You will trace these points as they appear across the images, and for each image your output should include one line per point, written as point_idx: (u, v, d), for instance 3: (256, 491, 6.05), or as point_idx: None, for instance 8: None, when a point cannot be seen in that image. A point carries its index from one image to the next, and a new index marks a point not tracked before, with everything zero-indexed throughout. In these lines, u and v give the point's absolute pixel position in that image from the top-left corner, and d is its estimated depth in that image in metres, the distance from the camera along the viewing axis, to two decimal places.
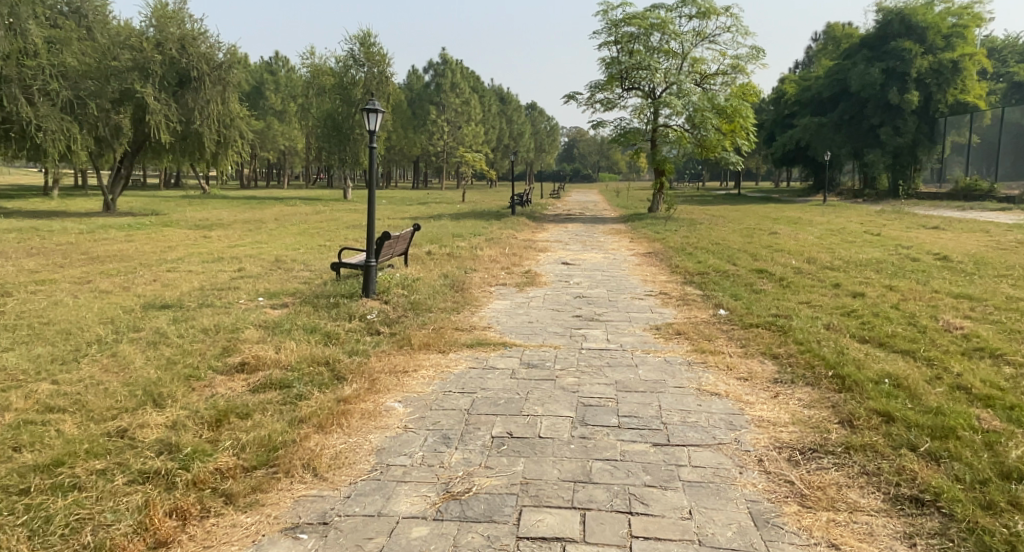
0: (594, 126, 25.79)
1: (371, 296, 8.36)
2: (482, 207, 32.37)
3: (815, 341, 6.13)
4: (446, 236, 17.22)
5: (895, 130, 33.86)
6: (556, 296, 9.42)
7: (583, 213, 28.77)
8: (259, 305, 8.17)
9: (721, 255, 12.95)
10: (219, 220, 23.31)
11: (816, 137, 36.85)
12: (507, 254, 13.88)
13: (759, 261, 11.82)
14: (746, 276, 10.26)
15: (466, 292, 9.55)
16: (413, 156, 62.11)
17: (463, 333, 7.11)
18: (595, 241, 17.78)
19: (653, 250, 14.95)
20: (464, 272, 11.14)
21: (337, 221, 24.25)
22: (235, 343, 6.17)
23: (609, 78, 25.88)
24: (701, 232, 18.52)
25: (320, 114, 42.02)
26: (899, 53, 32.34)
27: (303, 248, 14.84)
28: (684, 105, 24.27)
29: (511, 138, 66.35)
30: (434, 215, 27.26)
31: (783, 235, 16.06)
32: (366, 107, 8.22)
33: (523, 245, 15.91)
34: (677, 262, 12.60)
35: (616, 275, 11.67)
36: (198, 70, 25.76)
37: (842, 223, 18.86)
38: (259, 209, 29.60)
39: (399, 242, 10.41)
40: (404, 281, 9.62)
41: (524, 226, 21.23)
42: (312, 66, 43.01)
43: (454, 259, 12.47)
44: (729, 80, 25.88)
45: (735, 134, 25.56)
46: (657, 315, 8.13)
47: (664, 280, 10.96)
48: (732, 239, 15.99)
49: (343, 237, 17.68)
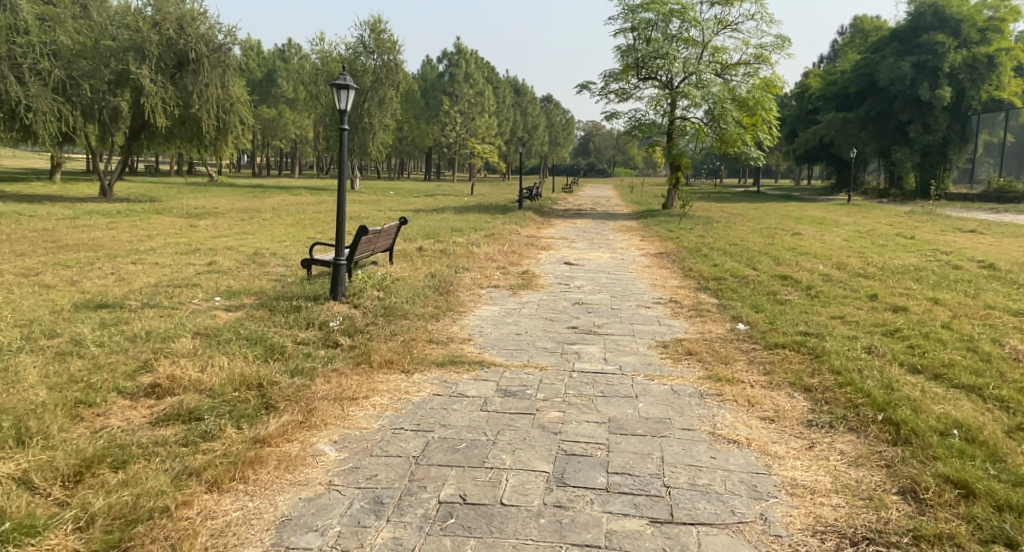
0: (608, 117, 24.70)
1: (339, 299, 7.40)
2: (490, 200, 31.35)
3: (858, 371, 5.03)
4: (445, 231, 16.22)
5: (924, 127, 32.49)
6: (552, 303, 8.40)
7: (594, 209, 27.68)
8: (213, 307, 7.23)
9: (739, 257, 11.86)
10: (216, 208, 22.48)
11: (840, 133, 35.49)
12: (506, 252, 12.88)
13: (782, 265, 10.72)
14: (767, 284, 9.19)
15: (453, 295, 8.55)
16: (426, 147, 61.16)
17: (436, 348, 6.09)
18: (603, 238, 16.73)
19: (665, 250, 13.89)
20: (454, 272, 10.16)
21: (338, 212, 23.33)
22: (158, 356, 5.18)
23: (624, 67, 24.78)
24: (718, 231, 17.38)
25: (328, 102, 41.13)
26: (931, 46, 30.95)
27: (290, 240, 13.89)
28: (703, 96, 23.12)
29: (525, 131, 65.26)
30: (438, 208, 26.30)
31: (806, 236, 14.93)
32: (336, 83, 7.23)
33: (526, 242, 14.90)
34: (690, 265, 11.53)
35: (622, 278, 10.62)
36: (196, 51, 24.77)
37: (870, 225, 17.67)
38: (261, 198, 28.78)
39: (381, 237, 9.44)
40: (384, 282, 8.65)
41: (529, 221, 20.21)
42: (322, 53, 42.18)
43: (446, 257, 11.48)
44: (752, 71, 24.64)
45: (756, 128, 24.34)
46: (665, 328, 7.07)
47: (675, 285, 9.90)
48: (750, 239, 14.89)
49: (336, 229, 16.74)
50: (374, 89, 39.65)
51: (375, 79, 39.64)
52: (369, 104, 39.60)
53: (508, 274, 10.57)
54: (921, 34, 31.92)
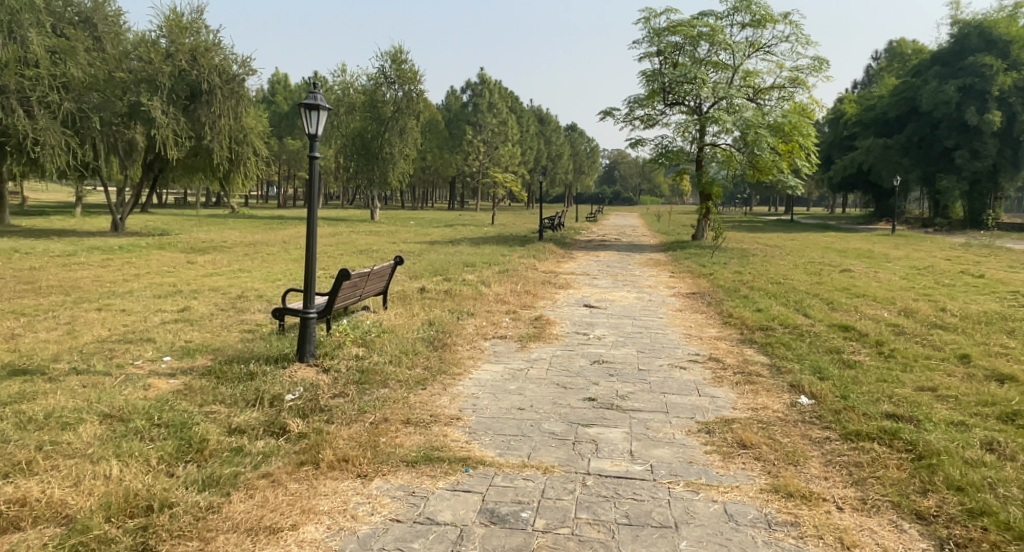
0: (633, 145, 23.48)
1: (307, 361, 6.10)
2: (510, 231, 30.14)
3: (993, 490, 3.63)
4: (456, 267, 15.00)
5: (972, 153, 30.94)
6: (568, 361, 7.03)
7: (619, 240, 26.31)
8: (155, 373, 5.95)
9: (786, 302, 10.44)
10: (227, 240, 21.61)
11: (880, 158, 34.11)
12: (520, 292, 11.60)
13: (839, 314, 9.29)
14: (827, 338, 7.76)
15: (448, 349, 7.22)
16: (449, 176, 60.51)
17: (414, 433, 4.76)
18: (629, 275, 15.38)
19: (699, 289, 12.52)
20: (456, 319, 8.85)
21: (352, 244, 22.33)
22: (32, 456, 3.89)
23: (649, 93, 23.60)
24: (756, 266, 15.98)
25: (348, 132, 40.54)
26: (977, 69, 29.57)
27: (287, 279, 12.75)
28: (736, 122, 21.75)
29: (549, 160, 64.35)
30: (456, 239, 25.09)
31: (859, 276, 13.49)
32: (304, 104, 5.98)
33: (544, 279, 13.60)
34: (729, 309, 10.12)
35: (651, 325, 9.24)
36: (209, 82, 23.49)
37: (924, 262, 16.20)
38: (275, 230, 27.96)
39: (370, 280, 8.17)
40: (369, 335, 7.33)
41: (550, 255, 18.89)
42: (343, 83, 41.56)
43: (451, 300, 10.20)
44: (786, 95, 23.27)
45: (793, 155, 22.89)
46: (707, 402, 5.67)
47: (717, 337, 8.46)
48: (794, 278, 13.46)
49: (342, 265, 15.59)
50: (394, 119, 38.94)
51: (396, 109, 38.92)
52: (389, 135, 38.85)
53: (520, 321, 9.23)
54: (967, 57, 30.60)
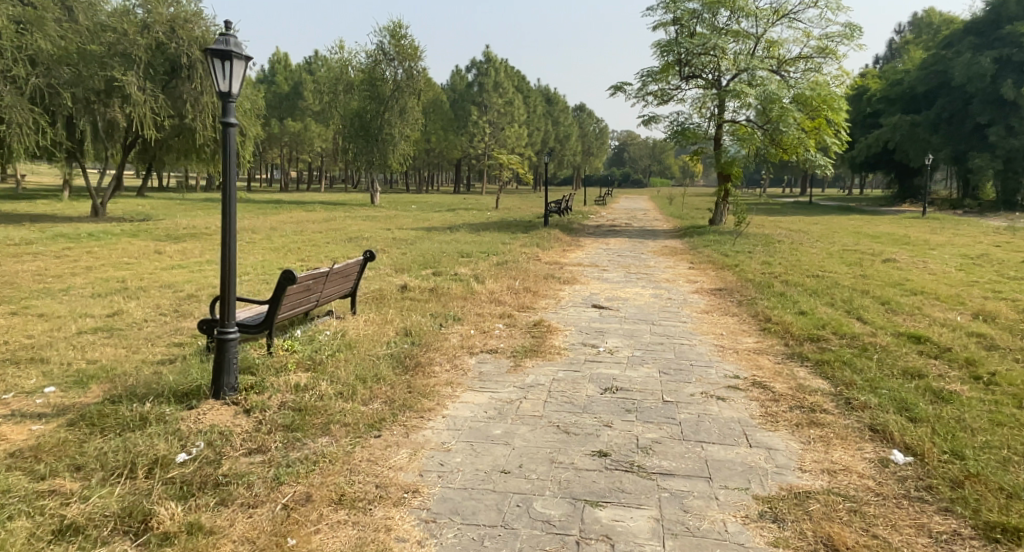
0: (646, 122, 21.87)
1: (225, 396, 4.47)
2: (514, 215, 28.50)
3: None
4: (449, 258, 13.47)
5: (1007, 129, 31.19)
6: (573, 389, 5.49)
7: (630, 225, 24.71)
8: (18, 414, 4.38)
9: (834, 305, 9.03)
10: (209, 225, 19.97)
11: (908, 136, 34.55)
12: (521, 290, 10.04)
13: (902, 322, 7.81)
14: (899, 359, 6.25)
15: (421, 371, 5.67)
16: (454, 159, 58.87)
17: (349, 524, 3.27)
18: (642, 265, 13.87)
19: (725, 284, 11.04)
20: (438, 328, 7.29)
21: (346, 230, 20.82)
22: None
23: (664, 66, 22.00)
24: (785, 256, 14.49)
25: (347, 113, 38.87)
26: (1016, 39, 30.12)
27: (256, 272, 11.13)
28: (760, 94, 20.15)
29: (556, 141, 62.73)
30: (456, 225, 23.49)
31: (905, 271, 12.11)
32: (211, 51, 4.32)
33: (548, 272, 12.09)
34: (768, 312, 8.59)
35: (676, 333, 7.72)
36: (189, 56, 20.91)
37: (973, 255, 14.76)
38: (268, 214, 26.49)
39: (330, 282, 6.55)
40: (322, 352, 5.74)
41: (557, 244, 17.32)
42: (341, 60, 39.72)
43: (438, 300, 8.70)
44: (813, 66, 21.71)
45: (820, 132, 21.38)
46: (765, 461, 4.15)
47: (759, 354, 6.88)
48: (833, 272, 12.01)
49: (325, 255, 13.99)
50: (394, 98, 37.23)
51: (395, 87, 37.22)
52: (389, 114, 37.16)
53: (517, 329, 7.67)
54: (1004, 26, 31.05)
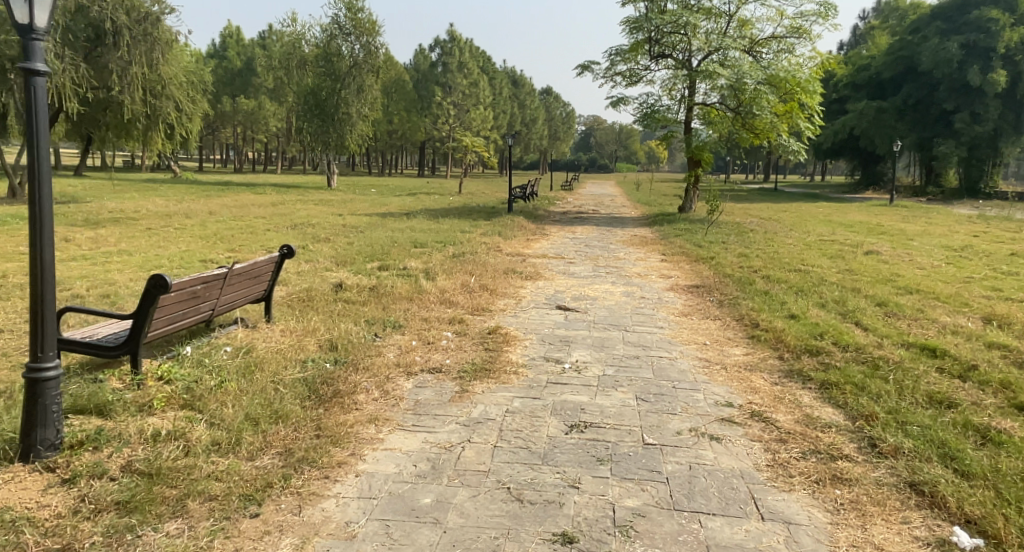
0: (614, 104, 20.81)
1: (42, 457, 3.34)
2: (475, 201, 27.26)
3: None
4: (400, 249, 12.27)
5: (972, 116, 31.29)
6: (530, 429, 4.34)
7: (597, 211, 23.70)
8: None
9: (827, 306, 8.10)
10: (142, 208, 18.34)
11: (873, 123, 33.91)
12: (476, 288, 8.89)
13: (908, 330, 6.87)
14: (919, 381, 5.26)
15: (341, 404, 4.47)
16: (418, 141, 57.33)
17: None
18: (609, 257, 12.85)
19: (701, 281, 10.08)
20: (372, 340, 6.08)
21: (294, 215, 19.40)
22: None
23: (633, 45, 21.01)
24: (762, 247, 13.62)
25: (301, 90, 36.99)
26: (983, 24, 29.97)
27: (172, 262, 9.72)
28: (732, 75, 19.22)
29: (522, 124, 61.59)
30: (411, 211, 22.17)
31: (890, 265, 11.36)
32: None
33: (508, 266, 10.98)
34: (754, 316, 7.59)
35: (654, 344, 6.66)
36: (114, 20, 18.28)
37: (956, 246, 14.09)
38: (213, 197, 24.86)
39: (232, 285, 5.27)
40: (211, 375, 4.51)
41: (519, 232, 16.23)
42: (294, 34, 37.69)
43: (377, 302, 7.51)
44: (785, 47, 20.91)
45: (792, 116, 20.64)
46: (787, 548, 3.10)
47: (751, 372, 5.83)
48: (816, 266, 11.14)
49: (261, 243, 12.62)
50: (351, 75, 35.56)
51: (352, 64, 35.51)
52: (345, 92, 35.51)
53: (467, 341, 6.50)
54: (971, 11, 30.91)
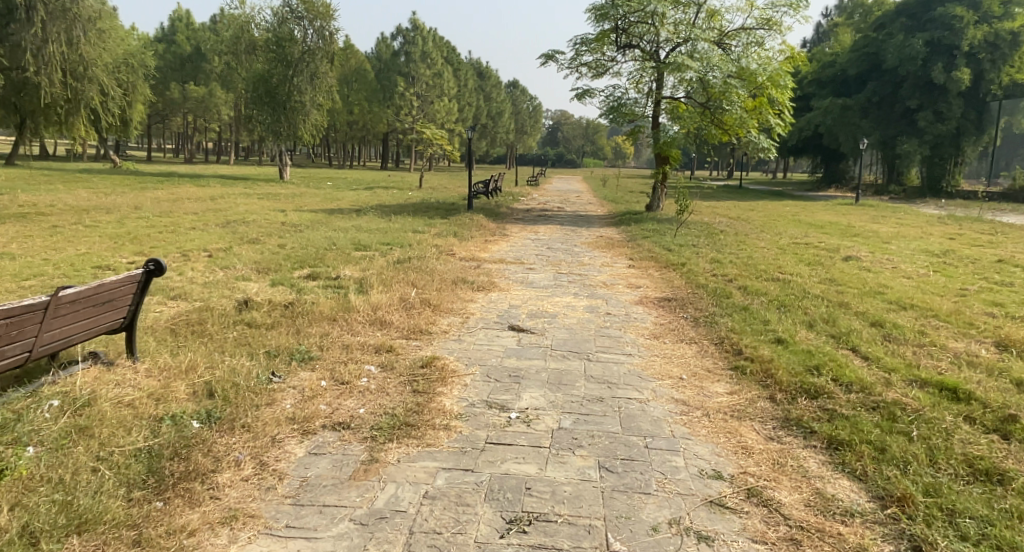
0: (578, 96, 19.68)
1: None
2: (434, 196, 25.95)
3: None
4: (338, 252, 10.99)
5: (936, 114, 31.00)
6: (453, 530, 3.17)
7: (561, 209, 22.61)
8: None
9: (816, 326, 7.04)
10: (61, 201, 16.71)
11: (839, 120, 33.80)
12: (416, 303, 7.68)
13: (914, 360, 5.82)
14: (951, 439, 4.18)
15: (190, 493, 3.30)
16: (379, 133, 55.56)
17: None
18: (569, 262, 11.74)
19: (672, 293, 9.01)
20: (267, 381, 4.81)
21: (232, 211, 17.88)
22: None
23: (600, 34, 19.93)
24: (734, 251, 12.63)
25: (250, 76, 35.09)
26: (947, 21, 29.57)
27: (58, 270, 8.32)
28: (701, 67, 18.22)
29: (487, 117, 60.21)
30: (363, 206, 20.83)
31: (876, 273, 10.41)
32: None
33: (457, 273, 9.79)
34: (735, 341, 6.51)
35: (619, 382, 5.52)
36: None
37: (936, 250, 13.26)
38: (150, 190, 23.18)
39: (62, 317, 4.03)
40: (5, 456, 3.33)
41: (476, 231, 15.01)
42: (243, 16, 35.77)
43: (288, 326, 6.23)
44: (755, 39, 20.05)
45: (762, 111, 19.75)
46: None
47: (739, 421, 4.71)
48: (795, 274, 10.15)
49: (180, 244, 11.22)
50: (304, 62, 33.80)
51: (305, 50, 33.79)
52: (298, 80, 33.76)
53: (394, 380, 5.25)
54: (935, 9, 30.55)
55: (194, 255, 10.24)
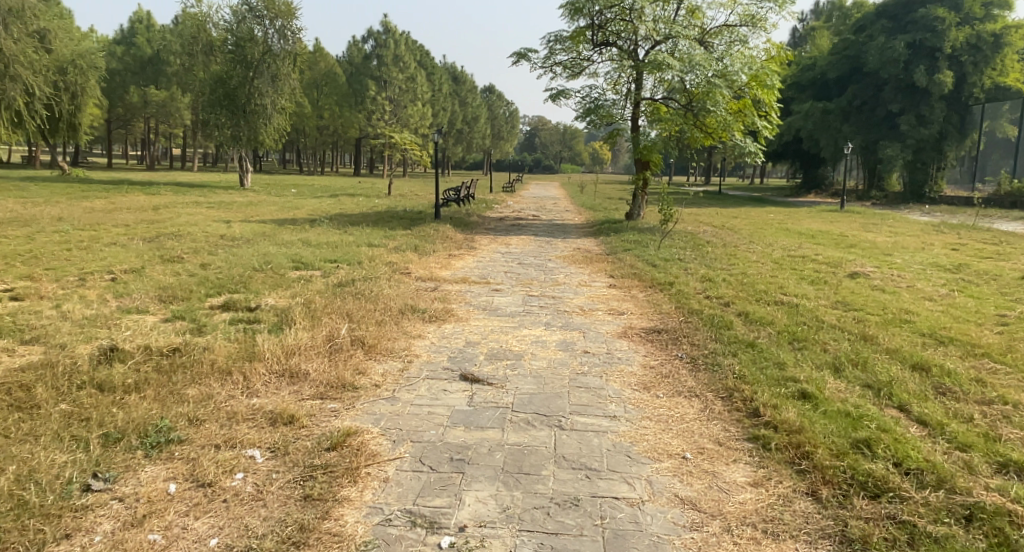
0: (552, 97, 18.24)
1: None
2: (401, 204, 24.39)
3: None
4: (270, 273, 9.48)
5: (918, 118, 30.07)
6: None
7: (536, 217, 21.19)
8: None
9: (845, 372, 5.58)
10: None
11: (820, 125, 32.81)
12: (342, 343, 6.11)
13: (988, 428, 4.37)
14: None
15: None
16: (350, 138, 53.78)
17: None
18: (539, 281, 10.31)
19: (661, 323, 7.57)
20: (80, 494, 3.40)
21: (170, 222, 16.31)
22: None
23: (575, 32, 18.57)
24: (725, 267, 11.27)
25: (208, 78, 33.25)
26: (928, 23, 28.65)
27: None
28: (683, 67, 16.87)
29: (462, 123, 58.69)
30: (320, 217, 19.29)
31: (892, 292, 9.06)
32: None
33: (406, 297, 8.31)
34: (747, 397, 5.02)
35: (600, 464, 4.06)
36: None
37: (946, 263, 11.93)
38: (90, 199, 21.42)
39: None
40: None
41: (439, 244, 13.53)
42: (201, 15, 33.95)
43: (161, 388, 4.71)
44: (738, 38, 18.77)
45: (746, 113, 18.45)
46: None
47: (775, 545, 3.33)
48: (800, 296, 8.77)
49: (85, 266, 9.67)
50: (265, 63, 32.01)
51: (266, 51, 31.97)
52: (259, 82, 31.99)
53: (281, 481, 3.65)
54: (916, 10, 29.62)
55: (94, 280, 8.67)
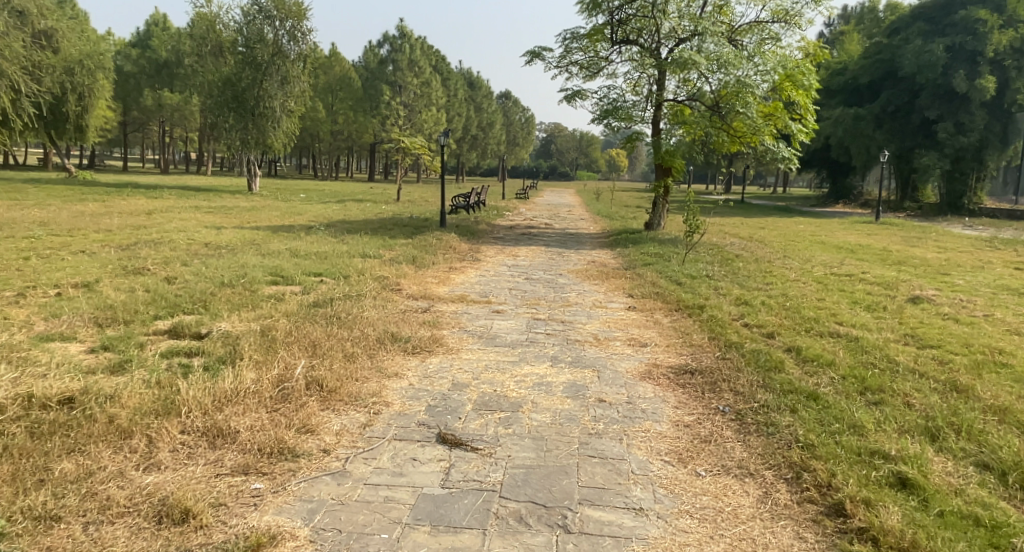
0: (568, 98, 16.94)
1: None
2: (409, 210, 23.12)
3: None
4: (238, 289, 8.25)
5: (956, 126, 28.32)
6: None
7: (550, 225, 19.86)
8: None
9: (948, 441, 4.20)
10: None
11: (850, 132, 30.77)
12: (294, 387, 4.79)
13: None
14: None
15: None
16: (364, 143, 52.80)
17: None
18: (548, 300, 9.02)
19: (693, 360, 6.19)
20: None
21: (156, 228, 15.12)
22: None
23: (592, 29, 17.28)
24: (762, 286, 9.91)
25: (217, 79, 32.32)
26: (969, 25, 27.00)
27: None
28: (710, 65, 15.49)
29: (478, 128, 57.60)
30: (320, 223, 18.09)
31: (966, 322, 7.67)
32: None
33: (388, 321, 7.03)
34: (821, 483, 3.68)
35: None
36: None
37: (1014, 286, 10.47)
38: (83, 203, 20.43)
39: None
40: None
41: (440, 255, 12.26)
42: (212, 16, 33.05)
43: (23, 462, 3.52)
44: (770, 35, 17.34)
45: (779, 116, 16.99)
46: None
47: None
48: (858, 325, 7.38)
49: (31, 278, 8.44)
50: (275, 64, 31.03)
51: (276, 52, 31.01)
52: (268, 83, 31.02)
53: None
54: (956, 12, 27.99)
55: (33, 297, 7.48)
